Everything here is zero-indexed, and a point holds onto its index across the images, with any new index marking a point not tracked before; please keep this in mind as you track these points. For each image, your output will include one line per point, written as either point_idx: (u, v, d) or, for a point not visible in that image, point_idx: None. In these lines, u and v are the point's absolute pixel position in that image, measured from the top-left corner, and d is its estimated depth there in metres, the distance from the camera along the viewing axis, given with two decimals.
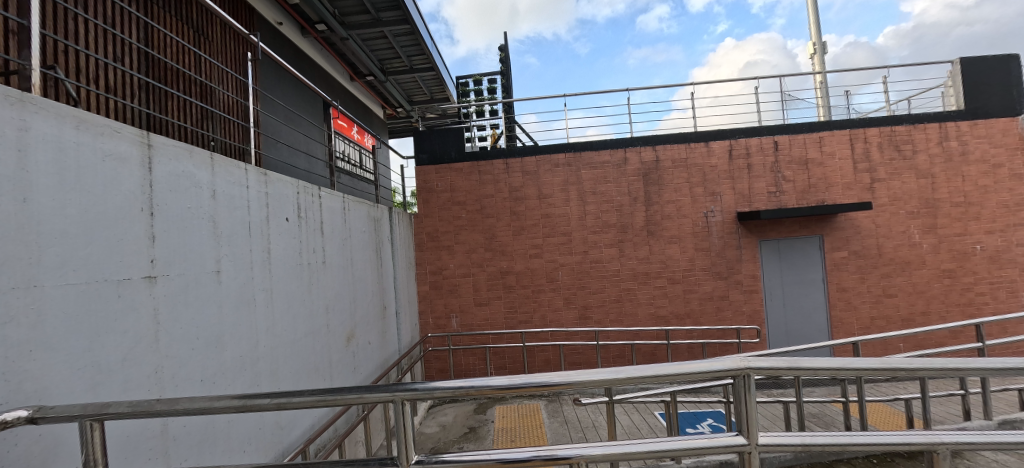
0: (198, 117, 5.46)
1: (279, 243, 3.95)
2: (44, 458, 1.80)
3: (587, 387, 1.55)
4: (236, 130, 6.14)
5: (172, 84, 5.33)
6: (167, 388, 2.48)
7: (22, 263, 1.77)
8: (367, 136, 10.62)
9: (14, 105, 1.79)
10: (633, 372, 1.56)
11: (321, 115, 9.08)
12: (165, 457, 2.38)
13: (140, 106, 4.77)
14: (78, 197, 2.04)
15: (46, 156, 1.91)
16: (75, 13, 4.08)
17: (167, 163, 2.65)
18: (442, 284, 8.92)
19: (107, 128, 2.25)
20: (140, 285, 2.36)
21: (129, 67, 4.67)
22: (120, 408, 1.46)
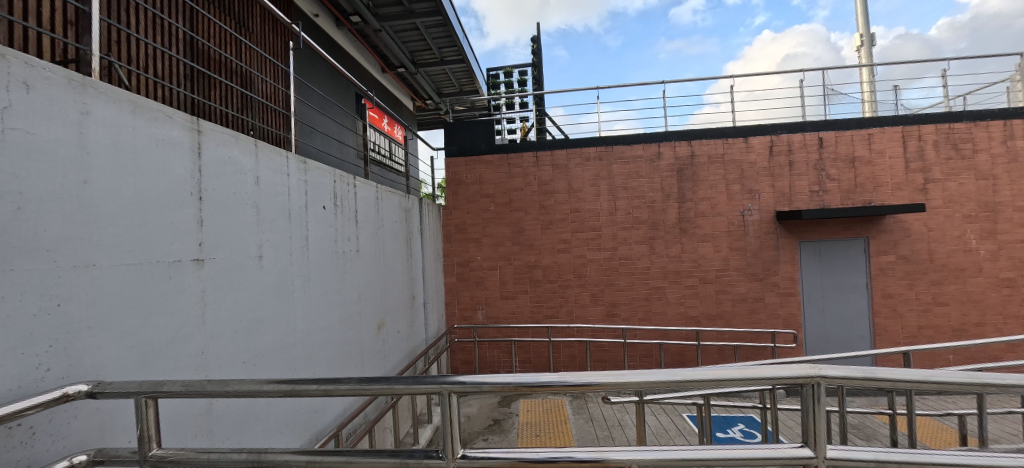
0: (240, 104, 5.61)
1: (317, 230, 4.02)
2: (101, 431, 1.88)
3: (640, 390, 1.51)
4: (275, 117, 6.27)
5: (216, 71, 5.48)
6: (211, 370, 2.55)
7: (83, 241, 1.84)
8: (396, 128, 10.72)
9: (77, 89, 1.86)
10: (703, 373, 1.47)
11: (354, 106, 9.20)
12: (208, 438, 2.45)
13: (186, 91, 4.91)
14: (134, 180, 2.11)
15: (105, 139, 1.98)
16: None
17: (215, 149, 2.71)
18: (469, 276, 8.95)
19: (159, 113, 2.31)
20: (188, 267, 2.43)
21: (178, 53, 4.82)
22: (172, 387, 1.51)
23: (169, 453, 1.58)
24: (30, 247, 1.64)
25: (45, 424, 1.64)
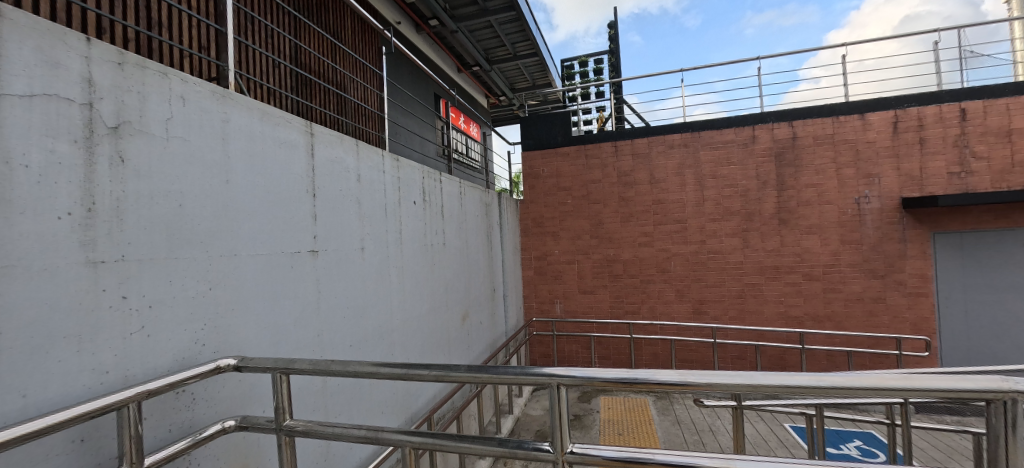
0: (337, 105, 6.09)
1: (409, 223, 4.24)
2: (244, 398, 2.21)
3: (803, 393, 1.35)
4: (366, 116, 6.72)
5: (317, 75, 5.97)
6: (326, 351, 2.80)
7: (226, 234, 2.20)
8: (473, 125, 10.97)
9: (220, 101, 2.21)
10: (907, 380, 1.26)
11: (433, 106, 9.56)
12: (324, 412, 2.70)
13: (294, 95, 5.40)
14: (263, 180, 2.43)
15: (240, 145, 2.31)
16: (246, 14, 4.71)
17: (325, 149, 2.97)
18: (547, 270, 8.93)
19: (281, 119, 2.59)
20: (306, 258, 2.69)
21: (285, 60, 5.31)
22: (301, 365, 1.68)
23: (297, 423, 1.77)
24: (188, 238, 2.01)
25: (202, 391, 1.98)
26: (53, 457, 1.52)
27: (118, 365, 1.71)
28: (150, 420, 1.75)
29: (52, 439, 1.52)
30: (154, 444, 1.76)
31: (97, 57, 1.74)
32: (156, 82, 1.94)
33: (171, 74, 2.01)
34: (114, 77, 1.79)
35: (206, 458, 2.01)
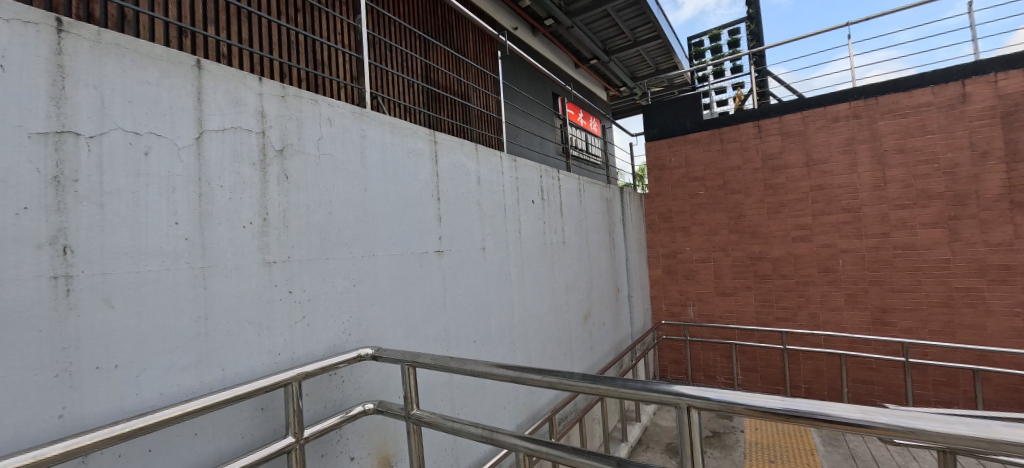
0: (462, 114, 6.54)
1: (528, 223, 4.29)
2: (382, 386, 2.48)
3: None
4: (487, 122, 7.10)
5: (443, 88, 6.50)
6: (453, 347, 3.00)
7: (365, 237, 2.50)
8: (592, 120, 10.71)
9: (358, 118, 2.54)
10: None
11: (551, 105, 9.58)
12: (452, 405, 2.89)
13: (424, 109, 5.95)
14: (396, 186, 2.72)
15: (375, 155, 2.62)
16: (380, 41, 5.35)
17: (449, 155, 3.19)
18: (678, 269, 8.24)
19: (408, 130, 2.86)
20: (432, 258, 2.91)
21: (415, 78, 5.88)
22: (427, 359, 1.82)
23: (424, 414, 1.94)
24: (336, 241, 2.33)
25: (348, 374, 2.27)
26: (243, 419, 1.90)
27: (286, 348, 2.07)
28: (310, 396, 2.06)
29: (242, 406, 1.90)
30: (314, 416, 2.09)
31: (267, 93, 2.13)
32: (309, 108, 2.30)
33: (321, 101, 2.36)
34: (279, 108, 2.17)
35: (353, 434, 2.31)
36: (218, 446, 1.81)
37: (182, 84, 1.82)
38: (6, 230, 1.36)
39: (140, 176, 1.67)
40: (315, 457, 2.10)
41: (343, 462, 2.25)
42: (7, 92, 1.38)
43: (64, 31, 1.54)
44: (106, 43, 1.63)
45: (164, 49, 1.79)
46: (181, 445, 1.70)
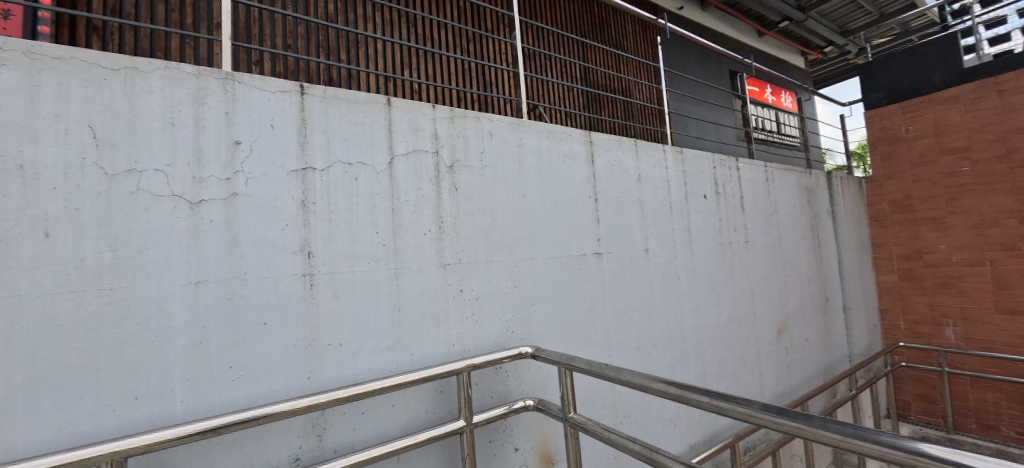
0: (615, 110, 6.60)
1: (700, 220, 3.91)
2: (542, 385, 2.76)
3: None
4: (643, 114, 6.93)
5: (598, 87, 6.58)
6: (613, 351, 3.07)
7: (526, 241, 2.77)
8: (784, 95, 9.12)
9: (515, 129, 2.83)
10: None
11: (730, 85, 8.50)
12: (613, 410, 3.07)
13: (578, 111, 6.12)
14: (553, 190, 2.95)
15: (533, 163, 2.89)
16: (536, 53, 5.74)
17: (606, 155, 3.30)
18: (924, 274, 6.21)
19: (563, 134, 3.08)
20: (591, 260, 3.07)
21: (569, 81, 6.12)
22: (584, 363, 1.89)
23: (582, 419, 2.03)
24: (500, 245, 2.65)
25: (512, 370, 2.63)
26: (427, 399, 2.31)
27: (459, 340, 2.41)
28: (480, 386, 2.48)
29: (426, 388, 2.30)
30: (484, 405, 2.49)
31: (438, 117, 2.49)
32: (473, 126, 2.64)
33: (483, 117, 2.69)
34: (448, 129, 2.53)
35: (517, 427, 2.62)
36: (409, 417, 2.24)
37: (379, 119, 2.28)
38: (278, 240, 1.92)
39: (353, 196, 2.14)
40: (485, 441, 2.48)
41: (508, 451, 2.57)
42: (275, 145, 1.97)
43: (305, 93, 2.08)
44: (330, 96, 2.15)
45: (366, 94, 2.26)
46: (384, 411, 2.16)
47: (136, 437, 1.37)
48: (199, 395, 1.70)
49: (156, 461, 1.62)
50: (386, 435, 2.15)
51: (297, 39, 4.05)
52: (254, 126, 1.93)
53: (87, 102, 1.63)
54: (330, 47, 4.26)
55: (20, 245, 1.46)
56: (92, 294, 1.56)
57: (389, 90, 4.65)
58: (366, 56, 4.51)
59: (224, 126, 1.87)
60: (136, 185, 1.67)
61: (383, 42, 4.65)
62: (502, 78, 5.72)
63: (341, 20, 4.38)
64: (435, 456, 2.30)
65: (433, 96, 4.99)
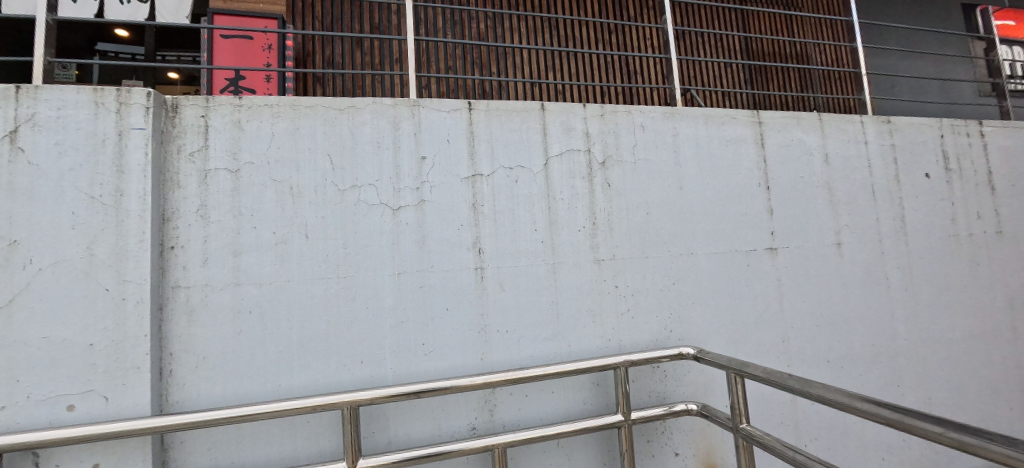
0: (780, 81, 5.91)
1: (917, 206, 3.16)
2: (706, 389, 2.58)
3: None
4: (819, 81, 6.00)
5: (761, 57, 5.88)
6: (792, 359, 2.73)
7: (685, 236, 2.63)
8: None
9: (670, 118, 2.72)
10: None
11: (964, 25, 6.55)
12: (794, 427, 2.72)
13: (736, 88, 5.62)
14: (715, 180, 2.74)
15: (690, 152, 2.73)
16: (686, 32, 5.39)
17: (777, 135, 2.93)
18: None
19: (726, 117, 2.83)
20: (764, 256, 2.77)
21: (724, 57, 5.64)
22: (754, 371, 1.78)
23: (756, 432, 1.88)
24: (656, 240, 2.58)
25: (672, 370, 2.53)
26: (584, 389, 2.39)
27: (614, 335, 2.44)
28: (638, 384, 2.47)
29: (583, 379, 2.39)
30: (642, 403, 2.47)
31: (590, 115, 2.56)
32: (625, 120, 2.62)
33: (634, 110, 2.65)
34: (600, 126, 2.57)
35: (677, 431, 2.52)
36: (568, 406, 2.36)
37: (534, 124, 2.45)
38: (456, 238, 2.24)
39: (514, 198, 2.36)
40: (643, 440, 2.45)
41: (668, 455, 2.49)
42: (451, 158, 2.30)
43: (473, 109, 2.37)
44: (492, 109, 2.40)
45: (522, 102, 2.45)
46: (545, 395, 2.33)
47: (365, 392, 1.85)
48: (401, 365, 2.11)
49: (374, 412, 2.09)
50: (547, 418, 2.31)
51: (456, 60, 4.62)
52: (435, 143, 2.29)
53: (324, 136, 2.17)
54: (483, 63, 4.74)
55: (293, 244, 2.07)
56: (334, 281, 2.09)
57: (535, 95, 4.90)
58: (514, 66, 4.86)
59: (414, 145, 2.27)
60: (357, 198, 2.16)
61: (528, 50, 4.93)
62: (649, 65, 5.44)
63: (492, 36, 4.83)
64: (593, 445, 2.37)
65: (577, 95, 5.06)
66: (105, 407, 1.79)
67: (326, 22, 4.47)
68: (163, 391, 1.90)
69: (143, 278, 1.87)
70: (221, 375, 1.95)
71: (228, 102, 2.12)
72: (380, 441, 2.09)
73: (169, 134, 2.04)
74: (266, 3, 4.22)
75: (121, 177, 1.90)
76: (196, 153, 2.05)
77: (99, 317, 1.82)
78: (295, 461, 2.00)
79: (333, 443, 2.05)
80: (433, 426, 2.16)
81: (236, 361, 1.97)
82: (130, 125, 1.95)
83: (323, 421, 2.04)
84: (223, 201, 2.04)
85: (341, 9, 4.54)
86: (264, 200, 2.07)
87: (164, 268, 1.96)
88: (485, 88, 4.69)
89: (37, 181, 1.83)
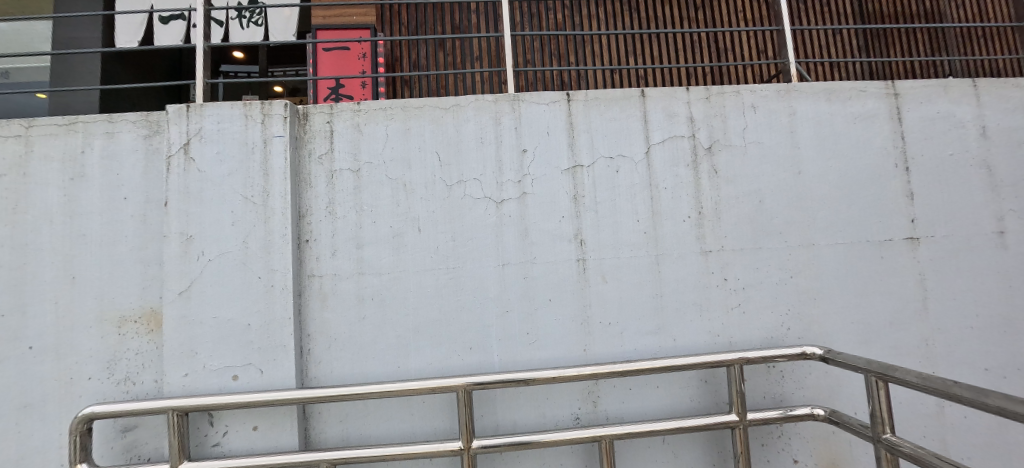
0: (906, 45, 5.14)
1: None
2: (831, 394, 2.33)
3: None
4: (955, 42, 5.16)
5: (883, 19, 5.16)
6: (939, 365, 2.38)
7: (805, 225, 2.40)
8: None
9: (786, 97, 2.48)
10: None
11: None
12: (941, 443, 2.38)
13: (846, 57, 5.04)
14: (840, 162, 2.46)
15: (809, 132, 2.47)
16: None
17: (918, 107, 2.54)
18: None
19: (854, 90, 2.51)
20: (902, 247, 2.43)
21: (833, 23, 5.06)
22: (901, 375, 1.55)
23: (901, 443, 1.63)
24: (770, 230, 2.38)
25: (789, 371, 2.32)
26: (691, 386, 2.29)
27: (724, 332, 2.30)
28: (751, 384, 2.31)
29: (689, 376, 2.29)
30: (755, 405, 2.30)
31: (694, 99, 2.42)
32: (732, 101, 2.44)
33: (743, 90, 2.46)
34: (705, 110, 2.43)
35: (797, 437, 2.31)
36: (673, 402, 2.27)
37: (634, 112, 2.39)
38: (557, 230, 2.27)
39: (615, 188, 2.33)
40: (756, 443, 2.29)
41: (786, 462, 2.30)
42: (551, 150, 2.32)
43: (572, 99, 2.36)
44: (591, 99, 2.37)
45: (621, 90, 2.39)
46: (648, 390, 2.27)
47: (477, 377, 1.95)
48: (506, 352, 2.19)
49: (482, 397, 2.19)
50: (651, 413, 2.25)
51: (533, 53, 4.60)
52: (535, 136, 2.33)
53: (432, 135, 2.31)
54: (561, 54, 4.66)
55: (407, 237, 2.23)
56: (443, 272, 2.22)
57: (617, 82, 4.72)
58: (593, 54, 4.72)
59: (515, 139, 2.33)
60: (463, 192, 2.27)
61: (608, 36, 4.76)
62: (742, 40, 4.98)
63: (569, 26, 4.73)
64: (700, 445, 2.26)
65: (661, 79, 4.80)
66: (260, 378, 2.07)
67: (411, 27, 4.67)
68: (304, 367, 2.16)
69: (286, 267, 2.13)
70: (350, 355, 2.17)
71: (349, 108, 2.31)
72: (488, 424, 2.19)
73: (302, 139, 2.29)
74: (359, 14, 4.55)
75: (267, 179, 2.18)
76: (324, 156, 2.29)
77: (254, 300, 2.10)
78: (412, 437, 2.16)
79: (445, 423, 2.18)
80: (537, 413, 2.21)
81: (361, 343, 2.18)
82: (272, 134, 2.22)
83: (436, 402, 2.18)
84: (347, 198, 2.25)
85: (425, 13, 4.69)
86: (381, 196, 2.25)
87: (301, 259, 2.21)
88: (563, 79, 4.61)
89: (205, 185, 2.16)
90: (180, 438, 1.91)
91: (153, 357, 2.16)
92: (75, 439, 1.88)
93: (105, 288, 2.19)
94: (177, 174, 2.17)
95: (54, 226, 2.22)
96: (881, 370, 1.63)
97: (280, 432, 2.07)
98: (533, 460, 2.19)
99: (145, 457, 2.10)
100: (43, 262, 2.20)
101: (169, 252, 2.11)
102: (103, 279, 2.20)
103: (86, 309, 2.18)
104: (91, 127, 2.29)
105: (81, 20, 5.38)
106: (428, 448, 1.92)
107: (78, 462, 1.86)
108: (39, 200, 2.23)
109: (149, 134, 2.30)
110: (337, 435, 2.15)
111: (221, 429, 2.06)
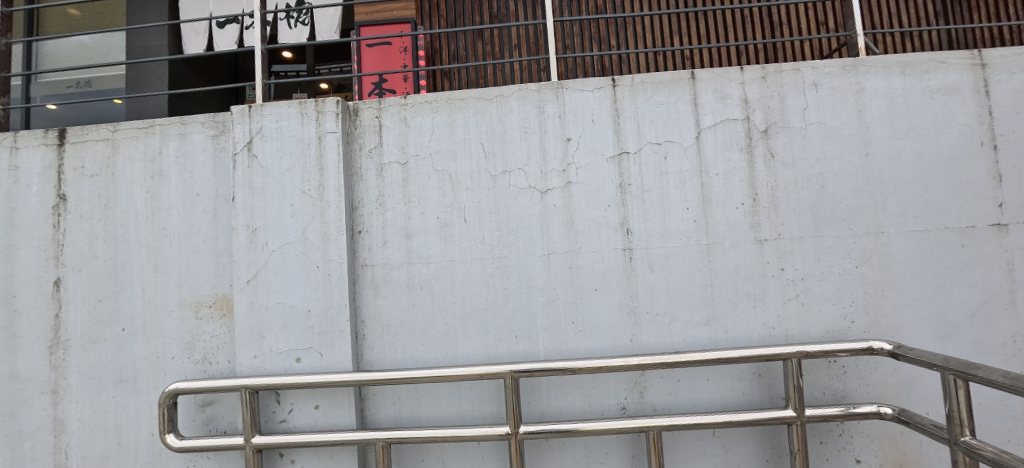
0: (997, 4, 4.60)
1: None
2: (899, 391, 2.18)
3: None
4: None
5: None
6: None
7: (873, 211, 2.23)
8: None
9: (852, 72, 2.30)
10: None
11: None
12: None
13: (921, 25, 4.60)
14: (915, 143, 2.26)
15: (880, 110, 2.28)
16: None
17: (1010, 79, 2.29)
18: None
19: (932, 62, 2.29)
20: (988, 233, 2.21)
21: None
22: (983, 374, 1.35)
23: (981, 446, 1.44)
24: (833, 217, 2.23)
25: (853, 366, 2.19)
26: (743, 379, 2.21)
27: (781, 324, 2.20)
28: (809, 378, 2.21)
29: (742, 367, 2.21)
30: (814, 400, 2.20)
31: (749, 79, 2.30)
32: (791, 79, 2.30)
33: (803, 67, 2.30)
34: (761, 90, 2.30)
35: (859, 436, 2.18)
36: (724, 394, 2.21)
37: (684, 95, 2.30)
38: (603, 219, 2.25)
39: (663, 175, 2.27)
40: (815, 440, 2.20)
41: (847, 461, 2.18)
42: (596, 138, 2.29)
43: (617, 85, 2.31)
44: (638, 84, 2.31)
45: (669, 73, 2.31)
46: (698, 382, 2.21)
47: (523, 365, 1.97)
48: (553, 340, 2.22)
49: (529, 384, 2.23)
50: (701, 405, 2.21)
51: (573, 38, 4.53)
52: (579, 124, 2.30)
53: (477, 126, 2.34)
54: (601, 37, 4.54)
55: (454, 227, 2.29)
56: (490, 261, 2.26)
57: (661, 64, 4.57)
58: (636, 36, 4.57)
59: (559, 129, 2.31)
60: (508, 182, 2.30)
61: (650, 16, 4.58)
62: (800, 12, 4.65)
63: (609, 8, 4.59)
64: (754, 440, 2.19)
65: (708, 59, 4.60)
66: (321, 361, 2.20)
67: (449, 19, 4.67)
68: (360, 351, 2.28)
69: (341, 257, 2.24)
70: (402, 340, 2.27)
71: (396, 102, 2.38)
72: (534, 411, 2.23)
73: (353, 134, 2.39)
74: (400, 9, 4.69)
75: (322, 173, 2.29)
76: (374, 150, 2.37)
77: (314, 288, 2.23)
78: (462, 421, 2.24)
79: (492, 408, 2.24)
80: (583, 402, 2.22)
81: (412, 329, 2.27)
82: (325, 130, 2.32)
83: (484, 388, 2.24)
84: (396, 190, 2.33)
85: (463, 3, 4.67)
86: (429, 188, 2.31)
87: (355, 249, 2.32)
88: (604, 64, 4.52)
89: (267, 180, 2.30)
90: (251, 414, 2.08)
91: (226, 339, 2.35)
92: (163, 412, 2.09)
93: (184, 276, 2.40)
94: (242, 170, 2.33)
95: (139, 220, 2.45)
96: (961, 368, 1.44)
97: (339, 412, 2.20)
98: (579, 447, 2.21)
99: (221, 429, 2.30)
100: (131, 253, 2.44)
101: (239, 244, 2.27)
102: (182, 268, 2.41)
103: (169, 295, 2.40)
104: (167, 128, 2.49)
105: (149, 30, 5.81)
106: (477, 432, 1.98)
107: (167, 432, 2.07)
108: (126, 197, 2.47)
109: (216, 134, 2.47)
110: (391, 417, 2.27)
111: (287, 407, 2.21)
